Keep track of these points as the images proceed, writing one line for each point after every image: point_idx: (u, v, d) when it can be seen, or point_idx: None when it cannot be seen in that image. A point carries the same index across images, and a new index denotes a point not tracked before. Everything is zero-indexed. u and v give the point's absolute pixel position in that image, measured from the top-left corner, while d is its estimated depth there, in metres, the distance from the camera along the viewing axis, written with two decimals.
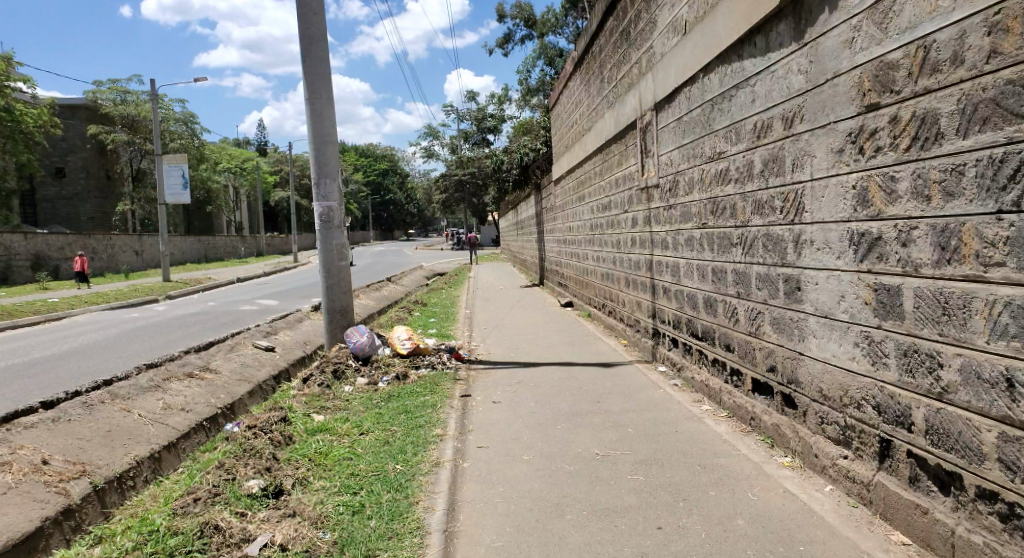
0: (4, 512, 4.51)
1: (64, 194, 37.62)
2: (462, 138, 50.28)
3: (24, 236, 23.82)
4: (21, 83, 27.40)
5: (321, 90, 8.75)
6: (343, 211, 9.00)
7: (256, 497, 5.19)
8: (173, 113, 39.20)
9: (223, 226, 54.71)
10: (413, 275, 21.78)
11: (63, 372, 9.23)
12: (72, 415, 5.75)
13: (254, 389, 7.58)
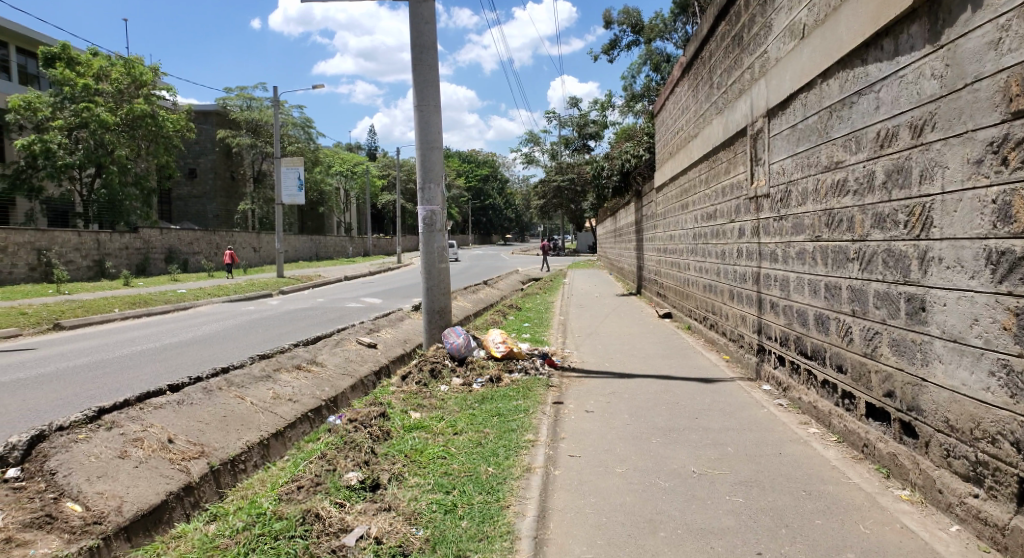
0: (135, 485, 4.81)
1: (194, 193, 40.08)
2: (564, 144, 50.19)
3: (160, 231, 25.46)
4: (163, 92, 29.30)
5: (430, 97, 8.87)
6: (445, 215, 9.11)
7: (355, 489, 5.28)
8: (292, 118, 41.03)
9: (333, 227, 56.80)
10: (511, 279, 21.89)
11: (187, 358, 9.74)
12: (194, 398, 6.03)
13: (356, 383, 7.75)
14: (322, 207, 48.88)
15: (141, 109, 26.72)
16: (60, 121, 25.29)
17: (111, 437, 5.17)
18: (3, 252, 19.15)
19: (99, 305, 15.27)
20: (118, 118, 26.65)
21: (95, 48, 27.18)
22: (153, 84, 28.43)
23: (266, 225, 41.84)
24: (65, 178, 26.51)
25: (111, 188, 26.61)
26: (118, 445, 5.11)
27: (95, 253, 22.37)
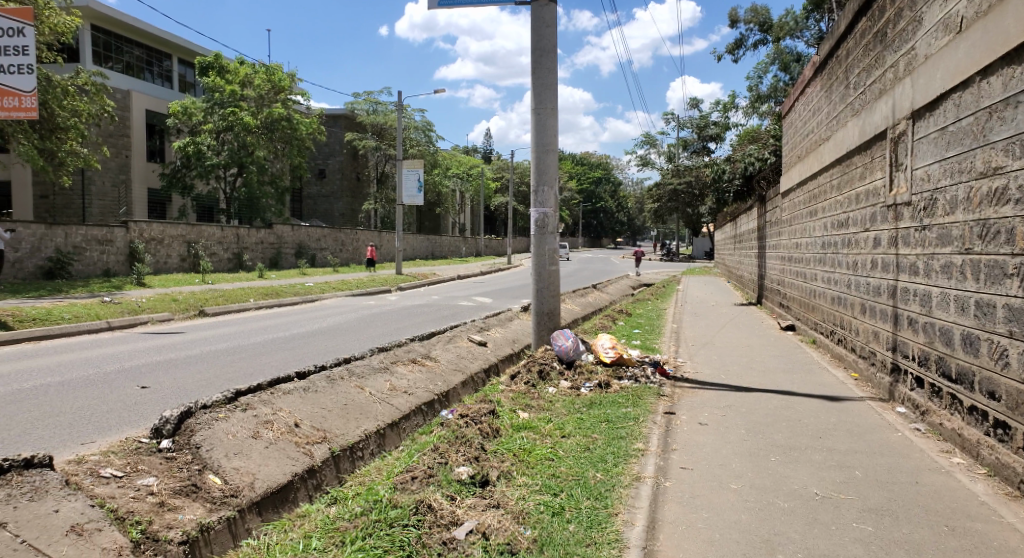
0: (265, 464, 5.09)
1: (323, 193, 41.94)
2: (682, 146, 49.23)
3: (292, 227, 26.79)
4: (300, 97, 30.81)
5: (548, 100, 8.89)
6: (558, 217, 9.07)
7: (466, 484, 5.36)
8: (414, 122, 42.20)
9: (449, 227, 58.01)
10: (622, 284, 21.63)
11: (315, 348, 10.21)
12: (319, 386, 6.31)
13: (467, 380, 7.86)
14: (439, 208, 50.05)
15: (278, 113, 27.79)
16: (210, 125, 27.30)
17: (246, 418, 5.48)
18: (159, 243, 20.72)
19: (237, 295, 16.23)
20: (259, 121, 28.09)
21: (242, 57, 29.01)
22: (291, 89, 29.71)
23: (387, 224, 43.21)
24: (212, 177, 28.43)
25: (250, 186, 28.23)
26: (252, 425, 5.41)
27: (235, 247, 23.78)
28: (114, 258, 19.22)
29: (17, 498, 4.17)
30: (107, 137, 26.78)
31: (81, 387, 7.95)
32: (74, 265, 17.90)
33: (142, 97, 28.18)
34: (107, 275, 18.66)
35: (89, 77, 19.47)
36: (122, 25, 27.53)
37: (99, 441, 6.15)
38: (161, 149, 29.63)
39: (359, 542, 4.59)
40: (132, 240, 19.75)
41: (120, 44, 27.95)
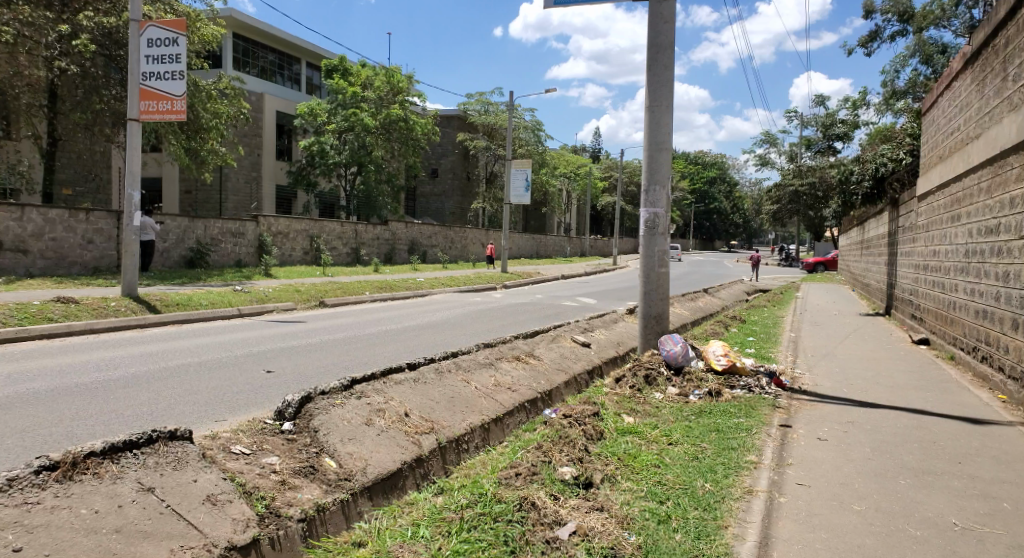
0: (376, 450, 5.21)
1: (435, 192, 42.90)
2: (805, 145, 47.21)
3: (406, 224, 27.40)
4: (418, 97, 31.54)
5: (663, 98, 8.67)
6: (669, 217, 8.84)
7: (570, 484, 5.29)
8: (524, 121, 42.40)
9: (555, 227, 58.01)
10: (735, 290, 20.92)
11: (426, 340, 10.42)
12: (427, 378, 6.41)
13: (570, 380, 7.78)
14: (547, 207, 50.20)
15: (396, 114, 28.38)
16: (333, 125, 28.47)
17: (359, 405, 5.63)
18: (285, 237, 21.75)
19: (354, 287, 16.81)
20: (377, 121, 28.76)
21: (365, 59, 30.02)
22: (409, 91, 30.36)
23: (495, 222, 43.68)
24: (333, 175, 29.59)
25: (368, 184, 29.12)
26: (365, 413, 5.55)
27: (353, 242, 24.66)
28: (245, 250, 20.32)
29: (162, 466, 4.44)
30: (242, 137, 28.37)
31: (215, 369, 8.43)
32: (211, 256, 19.05)
33: (274, 99, 29.68)
34: (239, 266, 19.76)
35: (229, 82, 20.71)
36: (258, 32, 29.08)
37: (229, 419, 6.48)
38: (288, 148, 31.13)
39: (464, 534, 4.62)
40: (262, 233, 20.81)
41: (256, 49, 29.55)
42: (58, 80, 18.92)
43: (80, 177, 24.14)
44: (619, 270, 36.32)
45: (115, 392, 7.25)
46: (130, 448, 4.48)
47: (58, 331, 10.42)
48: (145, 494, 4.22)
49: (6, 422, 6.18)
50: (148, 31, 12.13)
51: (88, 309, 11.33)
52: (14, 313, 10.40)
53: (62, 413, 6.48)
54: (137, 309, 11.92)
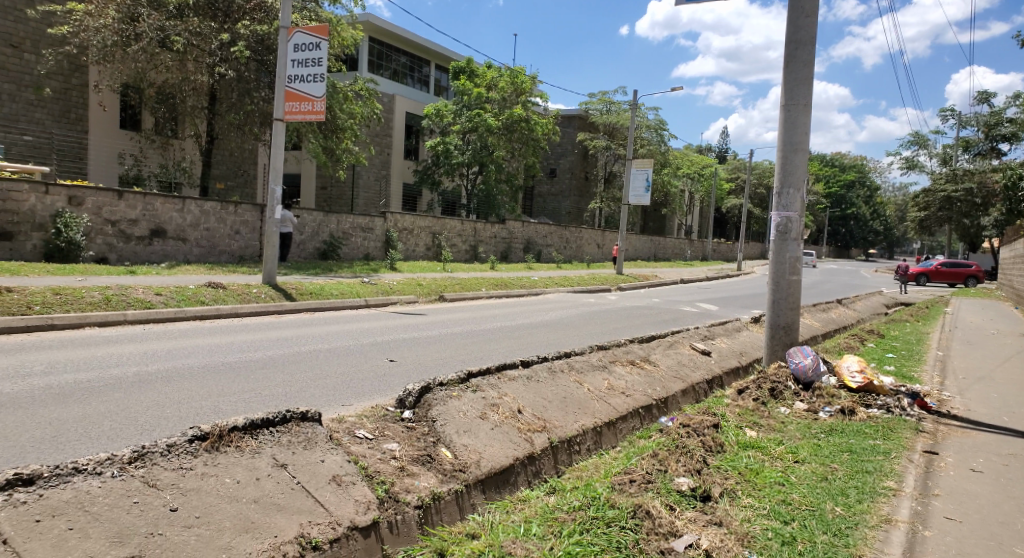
0: (490, 445, 5.38)
1: (553, 191, 43.20)
2: (963, 147, 43.89)
3: (522, 223, 27.71)
4: (541, 98, 31.77)
5: (801, 96, 8.38)
6: (802, 222, 8.54)
7: (685, 495, 5.27)
8: (648, 121, 41.87)
9: (674, 229, 57.02)
10: (872, 301, 19.84)
11: (541, 339, 10.57)
12: (540, 377, 6.54)
13: (688, 388, 7.68)
14: (667, 209, 49.45)
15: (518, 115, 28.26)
16: (458, 125, 29.16)
17: (475, 399, 5.85)
18: (409, 233, 22.54)
19: (472, 284, 17.21)
20: (500, 122, 28.84)
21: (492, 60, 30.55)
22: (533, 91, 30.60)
23: (612, 223, 43.40)
24: (455, 173, 30.31)
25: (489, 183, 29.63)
26: (480, 407, 5.76)
27: (472, 240, 25.23)
28: (373, 244, 21.22)
29: (294, 445, 4.79)
30: (374, 137, 29.61)
31: (343, 356, 8.90)
32: (342, 249, 20.03)
33: (404, 101, 30.77)
34: (367, 259, 20.67)
35: (363, 84, 21.68)
36: (392, 36, 30.22)
37: (355, 404, 6.85)
38: (415, 148, 32.23)
39: (576, 536, 4.68)
40: (388, 229, 21.66)
41: (388, 52, 30.75)
42: (215, 84, 20.46)
43: (230, 173, 25.99)
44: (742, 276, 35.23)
45: (256, 373, 7.82)
46: (267, 426, 4.85)
47: (208, 313, 11.30)
48: (279, 470, 4.54)
49: (164, 394, 6.82)
50: (295, 36, 12.91)
51: (234, 294, 12.22)
52: (173, 296, 11.40)
53: (212, 389, 7.08)
54: (276, 296, 12.73)
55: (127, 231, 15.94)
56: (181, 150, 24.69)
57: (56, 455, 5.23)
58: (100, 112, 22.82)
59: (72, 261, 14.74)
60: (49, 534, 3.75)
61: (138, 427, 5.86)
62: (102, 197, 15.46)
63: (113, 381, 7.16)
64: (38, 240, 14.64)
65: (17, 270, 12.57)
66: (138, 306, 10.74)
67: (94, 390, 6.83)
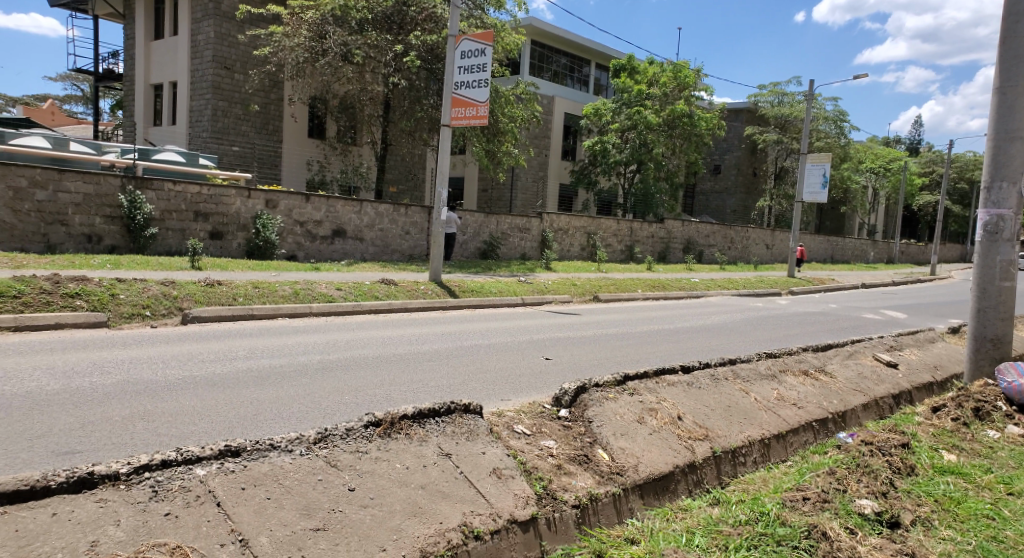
0: (649, 450, 5.38)
1: (716, 188, 42.20)
2: None
3: (683, 223, 27.18)
4: (705, 92, 30.88)
5: (1018, 78, 7.60)
6: (1017, 222, 7.78)
7: (867, 518, 5.01)
8: (825, 112, 39.51)
9: (856, 227, 53.45)
10: None
11: (702, 343, 10.36)
12: (702, 384, 6.47)
13: (871, 402, 7.23)
14: (847, 206, 46.48)
15: (680, 110, 27.98)
16: (617, 124, 29.01)
17: (632, 402, 5.90)
18: (565, 233, 22.77)
19: (628, 285, 17.13)
20: (661, 118, 28.55)
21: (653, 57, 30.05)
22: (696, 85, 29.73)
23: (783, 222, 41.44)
24: (614, 172, 30.16)
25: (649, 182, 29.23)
26: (638, 411, 5.79)
27: (628, 239, 25.08)
28: (530, 244, 21.63)
29: (457, 436, 5.06)
30: (533, 139, 30.16)
31: (502, 352, 9.18)
32: (500, 249, 20.58)
33: (563, 101, 31.10)
34: (524, 259, 21.10)
35: (525, 86, 22.10)
36: (553, 37, 30.58)
37: (515, 399, 7.07)
38: (573, 147, 32.52)
39: (743, 552, 4.60)
40: (545, 229, 22.00)
41: (549, 54, 31.17)
42: (390, 93, 21.68)
43: (401, 176, 27.40)
44: (932, 280, 32.42)
45: (423, 365, 8.26)
46: (432, 416, 5.17)
47: (382, 307, 12.03)
48: (444, 459, 4.80)
49: (344, 381, 7.37)
50: (462, 44, 13.42)
51: (404, 291, 12.94)
52: (351, 291, 12.23)
53: (385, 378, 7.56)
54: (441, 293, 13.33)
55: (313, 231, 17.25)
56: (359, 156, 26.37)
57: (255, 431, 5.81)
58: (293, 123, 25.11)
59: (269, 258, 16.26)
60: (251, 501, 4.09)
61: (322, 410, 6.38)
62: (293, 200, 16.82)
63: (301, 368, 7.84)
64: (241, 239, 16.26)
65: (224, 265, 13.99)
66: (321, 299, 11.62)
67: (286, 375, 7.51)
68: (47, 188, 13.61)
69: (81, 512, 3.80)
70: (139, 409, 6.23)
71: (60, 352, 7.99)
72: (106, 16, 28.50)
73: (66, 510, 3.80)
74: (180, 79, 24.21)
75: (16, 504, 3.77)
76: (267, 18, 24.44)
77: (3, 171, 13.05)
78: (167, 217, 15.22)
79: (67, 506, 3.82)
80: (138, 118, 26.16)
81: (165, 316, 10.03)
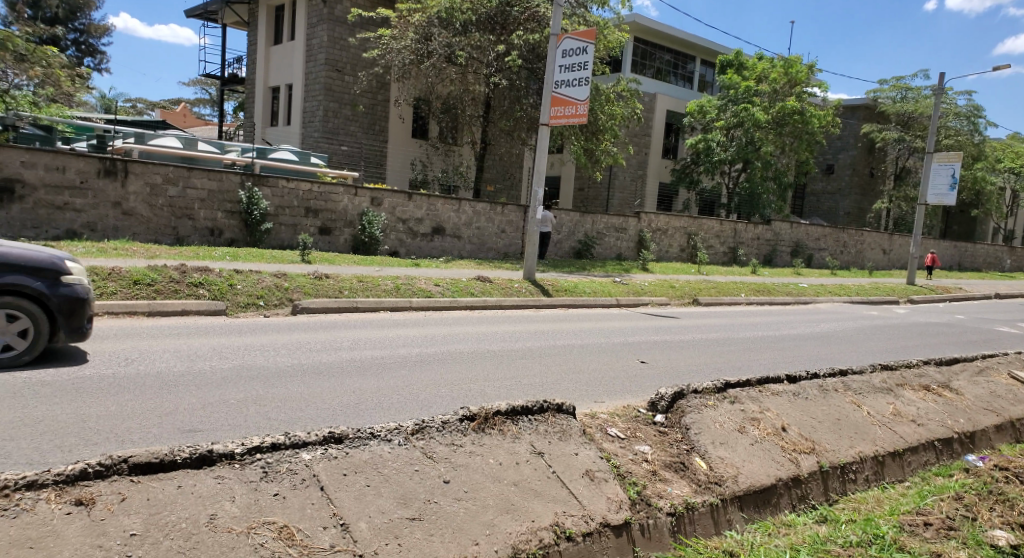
0: (749, 461, 5.15)
1: (828, 189, 40.45)
2: None
3: (791, 225, 26.18)
4: (819, 88, 29.61)
5: None
6: None
7: (1000, 550, 4.61)
8: (955, 109, 37.24)
9: (987, 232, 49.94)
10: None
11: (809, 352, 9.89)
12: (810, 395, 6.16)
13: (1004, 424, 6.69)
14: (978, 209, 43.51)
15: (791, 107, 26.91)
16: (722, 122, 28.22)
17: (733, 411, 5.67)
18: (663, 234, 22.31)
19: (730, 288, 16.62)
20: (770, 116, 27.58)
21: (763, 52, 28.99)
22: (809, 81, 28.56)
23: (903, 226, 39.27)
24: (717, 172, 29.35)
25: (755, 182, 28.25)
26: (738, 420, 5.56)
27: (731, 241, 24.38)
28: (626, 244, 21.33)
29: (550, 435, 4.99)
30: (633, 137, 29.86)
31: (597, 353, 9.04)
32: (596, 248, 20.38)
33: (666, 99, 30.58)
34: (620, 259, 20.81)
35: (626, 84, 21.79)
36: (658, 34, 30.06)
37: (608, 402, 6.93)
38: (674, 146, 31.95)
39: None
40: (642, 229, 21.63)
41: (653, 51, 30.66)
42: (490, 93, 21.84)
43: (499, 175, 27.56)
44: None
45: (515, 362, 8.22)
46: (526, 413, 5.12)
47: (477, 304, 12.09)
48: (536, 457, 4.73)
49: (439, 375, 7.42)
50: (564, 42, 13.32)
51: (499, 288, 12.98)
52: (447, 287, 12.36)
53: (478, 374, 7.55)
54: (534, 292, 13.29)
55: (414, 229, 17.57)
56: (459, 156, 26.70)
57: (356, 420, 5.90)
58: (397, 123, 25.68)
59: (373, 254, 16.67)
60: (352, 487, 4.13)
61: (419, 403, 6.43)
62: (396, 198, 17.17)
63: (399, 360, 7.96)
64: (347, 234, 16.73)
65: (331, 259, 14.42)
66: (419, 294, 11.79)
67: (385, 367, 7.64)
68: (178, 184, 14.52)
69: (202, 486, 3.89)
70: (252, 393, 6.46)
71: (184, 336, 8.42)
72: (232, 23, 30.06)
73: (190, 483, 3.90)
74: (295, 81, 25.20)
75: (147, 475, 3.90)
76: (377, 22, 25.07)
77: (142, 168, 14.05)
78: (281, 213, 15.85)
79: (191, 479, 3.92)
80: (257, 118, 27.43)
81: (277, 306, 10.39)
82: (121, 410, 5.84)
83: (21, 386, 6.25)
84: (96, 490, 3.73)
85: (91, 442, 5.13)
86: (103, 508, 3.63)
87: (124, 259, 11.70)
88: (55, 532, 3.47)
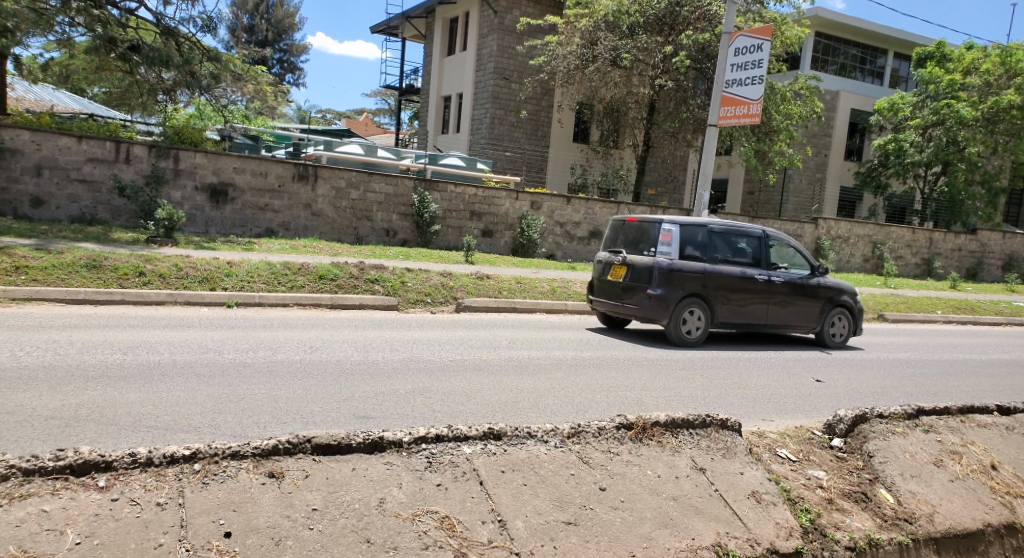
0: (949, 499, 4.49)
1: None
2: None
3: (1003, 235, 23.41)
4: None
5: None
6: None
7: None
8: None
9: None
10: None
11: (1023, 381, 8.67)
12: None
13: None
14: None
15: (1008, 100, 24.06)
16: (918, 121, 25.90)
17: (927, 441, 4.97)
18: (845, 241, 20.80)
19: (922, 304, 15.10)
20: (978, 113, 25.05)
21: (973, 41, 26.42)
22: None
23: None
24: (911, 175, 27.05)
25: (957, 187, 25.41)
26: (934, 451, 4.87)
27: (926, 252, 22.29)
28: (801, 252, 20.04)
29: (713, 451, 4.58)
30: (811, 138, 28.43)
31: (767, 368, 8.43)
32: None
33: (851, 97, 28.67)
34: None
35: (805, 82, 20.53)
36: (844, 28, 28.15)
37: (778, 421, 6.33)
38: (859, 147, 29.80)
39: None
40: (820, 236, 20.19)
41: (838, 46, 28.75)
42: (656, 94, 21.25)
43: (662, 178, 26.89)
44: None
45: (679, 372, 7.79)
46: (686, 426, 4.73)
47: None
48: (698, 473, 4.33)
49: (596, 380, 7.15)
50: (737, 40, 12.59)
51: None
52: None
53: (632, 381, 7.21)
54: None
55: (572, 232, 17.41)
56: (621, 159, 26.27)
57: (515, 418, 5.75)
58: (559, 127, 25.71)
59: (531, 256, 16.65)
60: (510, 485, 3.94)
61: (575, 406, 6.20)
62: (556, 201, 17.12)
63: (557, 361, 7.78)
64: (508, 237, 16.84)
65: (492, 260, 14.55)
66: (576, 298, 11.60)
67: (540, 367, 7.49)
68: (360, 188, 15.22)
69: (374, 470, 3.82)
70: (419, 386, 6.48)
71: (364, 328, 8.72)
72: (411, 37, 31.46)
73: (363, 466, 3.84)
74: (466, 90, 25.85)
75: (328, 455, 3.88)
76: (544, 29, 25.16)
77: (329, 173, 14.88)
78: (448, 215, 16.19)
79: (364, 463, 3.86)
80: (429, 126, 28.46)
81: (442, 303, 10.60)
82: (307, 393, 6.04)
83: (225, 365, 6.67)
84: (286, 465, 3.72)
85: (282, 421, 5.28)
86: (291, 483, 3.60)
87: (311, 255, 12.43)
88: (253, 499, 3.45)
